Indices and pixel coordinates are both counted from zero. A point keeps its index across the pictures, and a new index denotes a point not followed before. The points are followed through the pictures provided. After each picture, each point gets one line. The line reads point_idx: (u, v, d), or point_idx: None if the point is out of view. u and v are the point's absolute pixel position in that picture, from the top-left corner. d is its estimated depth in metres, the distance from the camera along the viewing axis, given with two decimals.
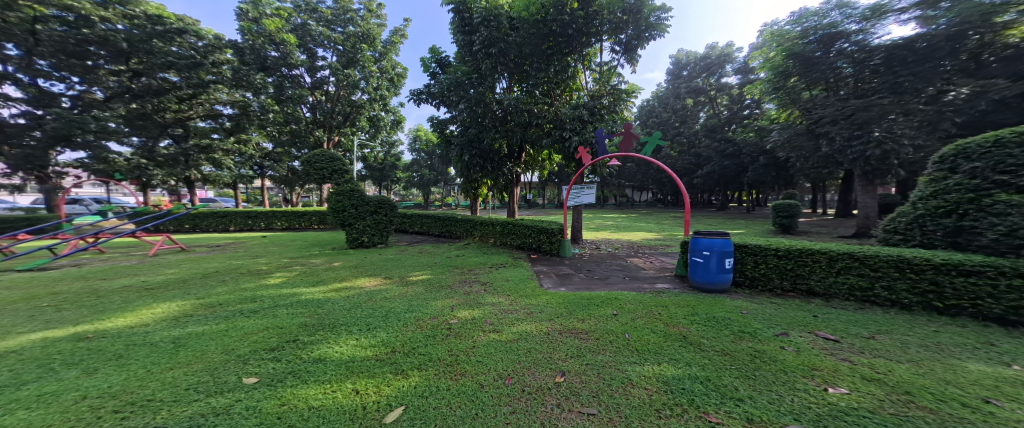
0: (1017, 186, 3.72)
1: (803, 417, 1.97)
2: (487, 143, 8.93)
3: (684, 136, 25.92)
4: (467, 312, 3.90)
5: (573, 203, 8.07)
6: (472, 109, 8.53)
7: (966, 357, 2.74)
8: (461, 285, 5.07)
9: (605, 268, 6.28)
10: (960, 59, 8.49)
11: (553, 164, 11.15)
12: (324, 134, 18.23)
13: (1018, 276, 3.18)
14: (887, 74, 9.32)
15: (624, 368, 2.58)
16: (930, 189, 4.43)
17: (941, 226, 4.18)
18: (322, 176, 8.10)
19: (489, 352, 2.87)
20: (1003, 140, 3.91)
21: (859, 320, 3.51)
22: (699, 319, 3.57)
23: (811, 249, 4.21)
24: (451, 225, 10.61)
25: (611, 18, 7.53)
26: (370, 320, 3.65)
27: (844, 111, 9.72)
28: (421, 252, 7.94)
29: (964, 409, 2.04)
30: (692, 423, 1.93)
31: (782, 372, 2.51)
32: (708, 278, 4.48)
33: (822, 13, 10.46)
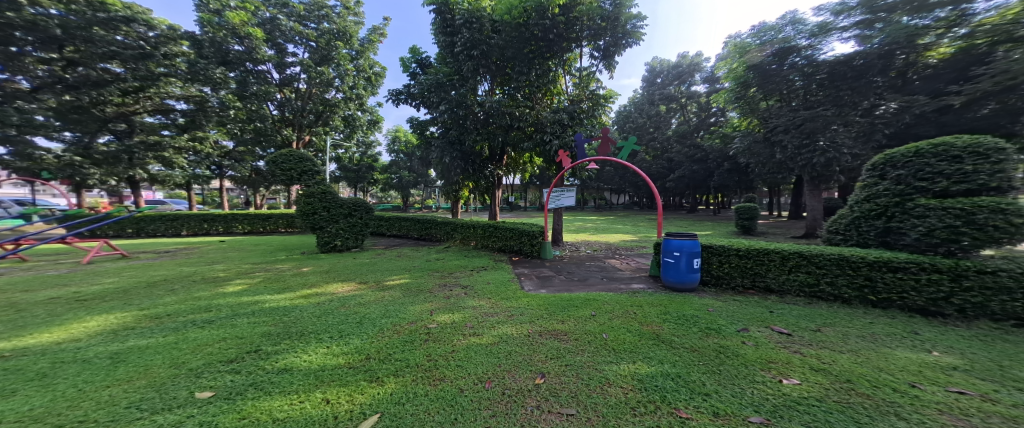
0: (933, 191, 4.18)
1: (762, 408, 2.11)
2: (468, 145, 8.94)
3: (658, 141, 26.94)
4: (446, 315, 3.85)
5: (553, 205, 8.17)
6: (453, 111, 8.45)
7: (896, 345, 3.03)
8: (441, 289, 4.99)
9: (584, 269, 6.41)
10: (889, 76, 9.52)
11: (534, 167, 11.21)
12: (293, 133, 17.40)
13: (936, 271, 3.58)
14: (832, 88, 10.22)
15: (601, 367, 2.65)
16: (864, 193, 4.85)
17: (874, 227, 4.61)
18: (290, 177, 7.78)
19: (469, 356, 2.85)
20: (922, 151, 4.38)
21: (808, 314, 3.80)
22: (671, 318, 3.72)
23: (766, 249, 4.50)
24: (431, 228, 10.44)
25: (591, 24, 7.72)
26: (343, 327, 3.51)
27: (796, 120, 10.52)
28: (398, 256, 7.74)
29: (894, 394, 2.25)
30: (664, 419, 2.01)
31: (743, 365, 2.67)
32: (679, 278, 4.68)
33: (777, 28, 11.31)
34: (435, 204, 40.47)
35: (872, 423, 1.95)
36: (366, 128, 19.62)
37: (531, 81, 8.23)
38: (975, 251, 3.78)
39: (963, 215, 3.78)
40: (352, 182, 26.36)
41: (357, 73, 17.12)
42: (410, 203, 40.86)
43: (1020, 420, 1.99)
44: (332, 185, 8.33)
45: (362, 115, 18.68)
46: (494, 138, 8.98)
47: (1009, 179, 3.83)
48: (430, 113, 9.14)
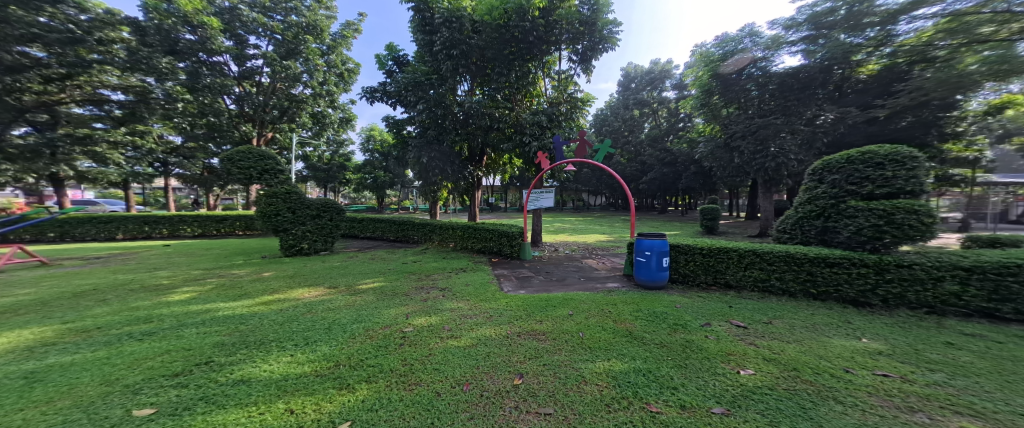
0: (861, 194, 4.64)
1: (722, 399, 2.23)
2: (448, 146, 8.76)
3: (632, 145, 27.90)
4: (423, 318, 3.76)
5: (532, 207, 8.21)
6: (432, 110, 8.26)
7: (833, 334, 3.33)
8: (418, 292, 4.85)
9: (563, 270, 6.50)
10: (827, 89, 10.63)
11: (514, 168, 11.25)
12: (253, 129, 16.35)
13: (864, 265, 3.98)
14: (782, 98, 11.11)
15: (577, 365, 2.69)
16: (806, 196, 5.31)
17: (814, 227, 5.06)
18: (249, 176, 7.19)
19: (446, 359, 2.80)
20: (852, 158, 4.84)
21: (761, 308, 4.08)
22: (642, 315, 3.86)
23: (725, 247, 4.78)
24: (407, 230, 10.13)
25: (570, 28, 7.82)
26: (309, 334, 3.33)
27: (751, 127, 11.29)
28: (371, 259, 7.46)
29: (832, 380, 2.47)
30: (637, 415, 2.07)
31: (706, 359, 2.82)
32: (650, 276, 4.86)
33: (738, 39, 12.24)
34: (411, 205, 39.47)
35: (815, 408, 2.11)
36: (337, 126, 18.77)
37: (511, 83, 8.26)
38: (895, 247, 4.21)
39: (885, 215, 4.23)
40: (321, 182, 25.13)
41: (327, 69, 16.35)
42: (385, 204, 39.60)
43: (936, 398, 2.24)
44: (297, 184, 7.87)
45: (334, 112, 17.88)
46: (473, 138, 8.92)
47: (921, 185, 4.32)
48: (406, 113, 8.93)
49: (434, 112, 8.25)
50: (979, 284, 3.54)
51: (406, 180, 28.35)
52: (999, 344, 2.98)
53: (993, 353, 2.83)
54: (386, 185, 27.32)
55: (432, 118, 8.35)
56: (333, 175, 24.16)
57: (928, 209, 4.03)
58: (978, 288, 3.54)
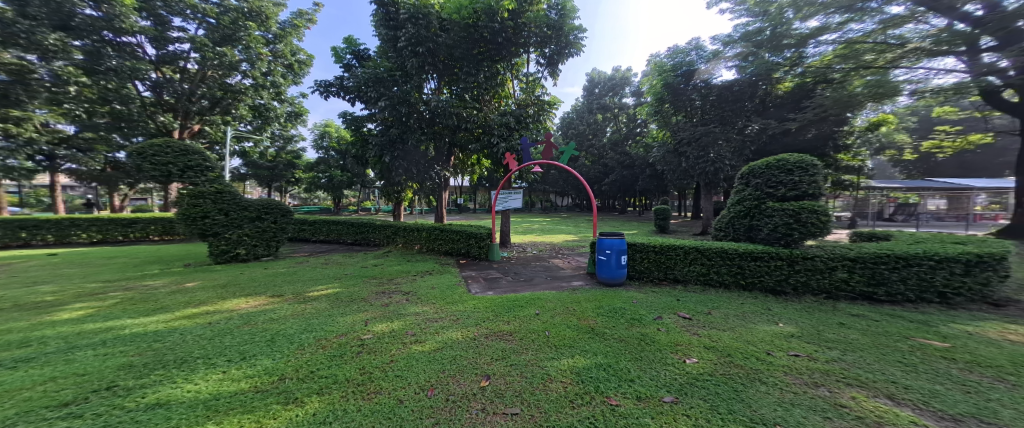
0: (776, 196, 5.26)
1: (672, 387, 2.38)
2: (412, 146, 8.24)
3: (595, 147, 28.90)
4: (384, 324, 3.56)
5: (500, 208, 8.19)
6: (395, 108, 7.84)
7: (759, 321, 3.73)
8: (379, 297, 4.58)
9: (530, 270, 6.55)
10: (755, 102, 12.08)
11: (482, 169, 11.21)
12: (174, 121, 14.48)
13: (779, 257, 4.51)
14: (719, 107, 12.34)
15: (544, 364, 2.72)
16: (735, 197, 5.84)
17: (740, 226, 5.59)
18: (166, 172, 6.48)
19: (409, 364, 2.68)
20: (770, 165, 5.43)
21: (703, 300, 4.44)
22: (603, 311, 4.02)
23: (673, 245, 5.14)
24: (366, 232, 9.56)
25: (538, 32, 7.89)
26: (247, 347, 3.01)
27: (694, 135, 12.15)
28: (325, 264, 6.94)
29: (758, 362, 2.76)
30: (598, 409, 2.13)
31: (658, 350, 3.00)
32: (611, 274, 5.07)
33: (685, 51, 12.75)
34: (371, 205, 37.54)
35: (746, 390, 2.34)
36: (284, 121, 17.23)
37: (479, 84, 8.14)
38: (804, 241, 4.82)
39: (796, 213, 4.84)
40: (264, 180, 22.94)
41: (272, 58, 14.97)
42: (341, 204, 37.15)
43: (835, 373, 2.59)
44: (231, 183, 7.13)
45: (280, 106, 16.41)
46: (440, 138, 8.69)
47: (818, 189, 5.09)
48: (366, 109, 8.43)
49: (397, 110, 7.86)
50: (863, 271, 4.17)
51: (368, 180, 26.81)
52: (878, 322, 3.53)
53: (874, 329, 3.35)
54: (343, 185, 25.58)
55: (395, 117, 7.99)
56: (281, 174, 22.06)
57: (822, 209, 4.75)
58: (861, 274, 4.17)
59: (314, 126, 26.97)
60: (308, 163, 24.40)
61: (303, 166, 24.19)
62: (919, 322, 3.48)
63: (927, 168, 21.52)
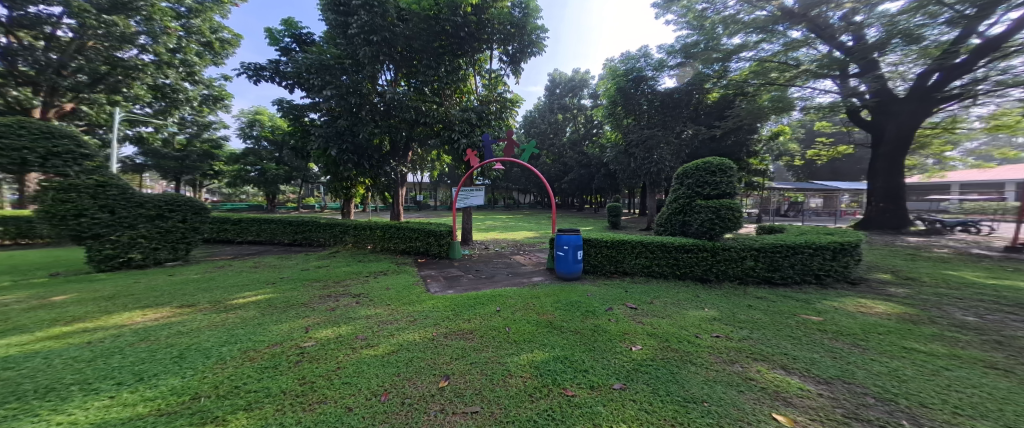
0: (703, 195, 5.87)
1: (620, 374, 2.57)
2: (364, 139, 7.64)
3: (556, 147, 29.53)
4: (329, 330, 3.37)
5: (461, 205, 8.06)
6: (343, 99, 7.32)
7: (690, 307, 4.15)
8: (322, 301, 4.31)
9: (492, 267, 6.60)
10: (690, 110, 13.04)
11: (442, 164, 11.42)
12: (36, 97, 11.71)
13: (702, 248, 5.06)
14: (661, 113, 12.94)
15: (504, 360, 2.78)
16: (670, 195, 6.33)
17: (675, 221, 6.12)
18: (21, 160, 5.45)
19: (360, 370, 2.57)
20: (701, 167, 6.00)
21: (647, 290, 4.81)
22: (561, 305, 4.20)
23: (621, 240, 5.44)
24: (309, 232, 8.87)
25: (501, 29, 7.89)
26: (147, 367, 2.65)
27: (642, 137, 12.76)
28: (254, 267, 6.34)
29: (688, 345, 3.09)
30: (555, 401, 2.21)
31: (608, 340, 3.21)
32: (568, 269, 5.29)
33: (637, 58, 13.43)
34: (316, 202, 34.56)
35: (682, 372, 2.60)
36: (199, 104, 15.25)
37: (440, 77, 7.88)
38: (722, 234, 5.49)
39: (719, 210, 5.48)
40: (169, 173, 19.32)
41: (185, 34, 13.08)
42: (279, 200, 33.67)
43: (745, 350, 3.00)
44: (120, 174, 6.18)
45: (194, 89, 14.50)
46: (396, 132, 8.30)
47: (732, 188, 5.81)
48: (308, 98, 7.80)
49: (346, 102, 7.37)
50: (768, 259, 4.83)
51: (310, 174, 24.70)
52: (776, 302, 4.14)
53: (772, 309, 3.92)
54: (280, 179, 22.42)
55: (344, 108, 7.50)
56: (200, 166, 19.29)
57: (736, 207, 5.51)
58: (766, 262, 4.84)
59: (244, 112, 24.04)
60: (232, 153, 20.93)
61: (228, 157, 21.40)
62: (804, 301, 4.13)
63: (809, 172, 25.71)
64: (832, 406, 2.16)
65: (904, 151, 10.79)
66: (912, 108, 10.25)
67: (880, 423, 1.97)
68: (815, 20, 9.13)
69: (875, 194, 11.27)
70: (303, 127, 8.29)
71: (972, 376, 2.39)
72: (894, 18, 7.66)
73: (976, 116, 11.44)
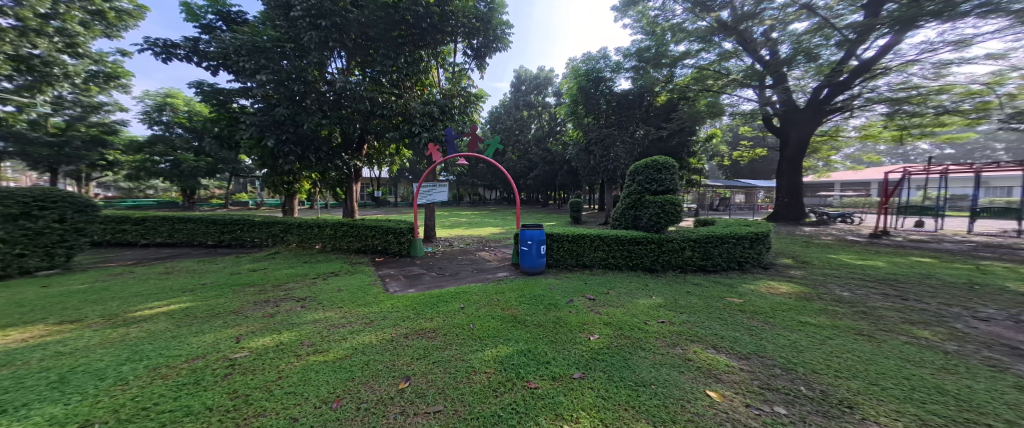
0: (652, 191, 6.32)
1: (579, 363, 2.75)
2: (308, 130, 7.14)
3: (521, 143, 29.77)
4: (267, 338, 3.15)
5: (423, 201, 7.90)
6: (280, 86, 6.75)
7: (639, 295, 4.51)
8: (257, 308, 4.01)
9: (456, 264, 6.60)
10: (642, 112, 13.58)
11: (402, 160, 11.13)
12: None
13: (650, 240, 5.47)
14: (618, 113, 13.52)
15: (468, 357, 2.84)
16: (625, 192, 6.73)
17: (627, 215, 6.53)
18: None
19: (307, 378, 2.47)
20: (652, 164, 6.44)
21: (604, 281, 5.12)
22: (525, 299, 4.34)
23: (581, 234, 5.67)
24: (241, 231, 8.15)
25: (466, 22, 7.89)
26: (18, 395, 2.22)
27: (600, 136, 13.36)
28: (165, 273, 5.69)
29: (638, 332, 3.37)
30: (519, 394, 2.31)
31: (569, 331, 3.40)
32: (531, 263, 5.43)
33: (597, 59, 14.01)
34: (251, 197, 30.97)
35: (635, 358, 2.83)
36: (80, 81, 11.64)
37: (399, 68, 7.57)
38: (665, 228, 5.97)
39: (664, 205, 5.95)
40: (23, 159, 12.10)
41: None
42: (202, 196, 29.29)
43: (685, 333, 3.33)
44: None
45: (78, 64, 10.89)
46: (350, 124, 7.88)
47: (676, 185, 6.31)
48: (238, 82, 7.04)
49: (286, 89, 6.78)
50: (705, 249, 5.36)
51: (242, 167, 20.56)
52: (708, 287, 4.63)
53: (705, 294, 4.38)
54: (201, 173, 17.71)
55: (284, 96, 6.88)
56: (85, 155, 13.03)
57: (678, 202, 5.98)
58: (702, 252, 5.38)
59: (148, 92, 17.76)
60: (132, 140, 15.09)
61: (125, 144, 14.69)
62: (729, 285, 4.65)
63: (734, 172, 28.50)
64: (751, 378, 2.48)
65: (801, 155, 12.45)
66: (809, 117, 11.83)
67: (786, 390, 2.29)
68: (744, 34, 10.65)
69: (782, 191, 12.81)
70: (231, 114, 7.47)
71: (846, 342, 2.89)
72: (800, 37, 9.22)
73: (854, 127, 13.39)
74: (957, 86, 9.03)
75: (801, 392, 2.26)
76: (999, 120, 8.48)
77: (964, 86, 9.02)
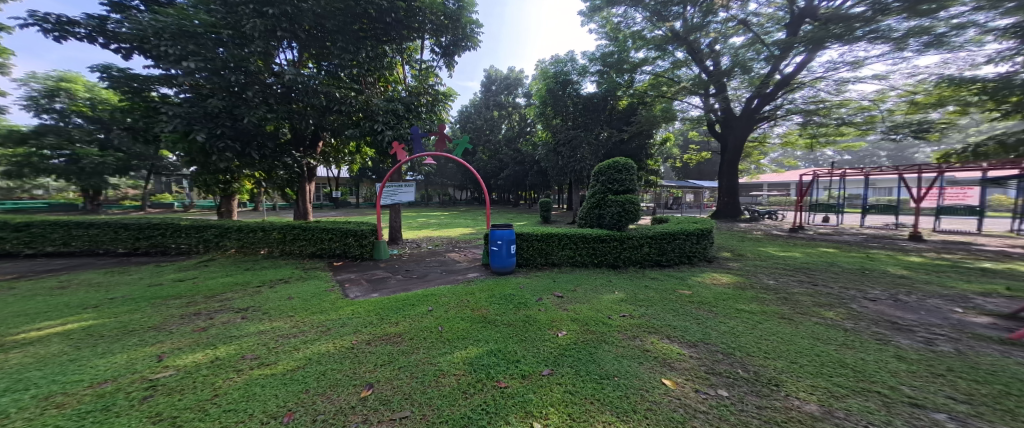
0: (615, 190, 6.62)
1: (547, 360, 2.84)
2: (250, 124, 6.45)
3: (491, 143, 29.69)
4: (200, 353, 2.88)
5: (388, 202, 7.68)
6: (211, 74, 6.03)
7: (602, 291, 4.71)
8: (185, 321, 3.61)
9: (424, 266, 6.49)
10: (605, 115, 14.05)
11: (364, 159, 10.73)
12: None
13: (612, 238, 5.72)
14: (584, 116, 13.95)
15: (436, 360, 2.83)
16: (590, 191, 6.97)
17: (591, 214, 6.77)
18: None
19: (250, 393, 2.32)
20: (615, 165, 6.72)
21: (572, 278, 5.27)
22: (495, 299, 4.38)
23: (549, 234, 5.79)
24: (162, 237, 7.27)
25: (433, 19, 7.81)
26: None
27: (568, 137, 13.74)
28: (58, 289, 4.92)
29: (602, 327, 3.52)
30: (489, 394, 2.35)
31: (538, 329, 3.49)
32: (502, 263, 5.47)
33: (565, 62, 14.31)
34: (176, 197, 27.03)
35: (600, 351, 2.98)
36: None
37: (360, 63, 7.28)
38: (625, 226, 6.31)
39: (626, 204, 6.27)
40: None
41: None
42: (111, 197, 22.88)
43: (644, 325, 3.53)
44: None
45: None
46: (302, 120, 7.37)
47: (634, 186, 6.66)
48: (157, 68, 6.05)
49: (221, 79, 6.11)
50: (659, 245, 5.73)
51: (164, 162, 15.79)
52: (664, 281, 4.93)
53: (661, 287, 4.66)
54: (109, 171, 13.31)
55: (218, 86, 6.20)
56: None
57: (638, 202, 6.35)
58: (658, 248, 5.74)
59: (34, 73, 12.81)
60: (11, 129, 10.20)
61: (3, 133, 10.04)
62: (681, 278, 5.01)
63: (685, 173, 30.28)
64: (699, 365, 2.70)
65: (736, 158, 13.23)
66: (743, 125, 12.76)
67: (728, 374, 2.51)
68: (693, 44, 11.48)
69: (724, 191, 13.80)
70: (148, 105, 6.37)
71: (773, 326, 3.22)
72: (739, 51, 10.49)
73: (776, 134, 14.91)
74: (852, 102, 11.11)
75: (739, 374, 2.50)
76: (881, 131, 10.38)
77: (856, 102, 11.09)
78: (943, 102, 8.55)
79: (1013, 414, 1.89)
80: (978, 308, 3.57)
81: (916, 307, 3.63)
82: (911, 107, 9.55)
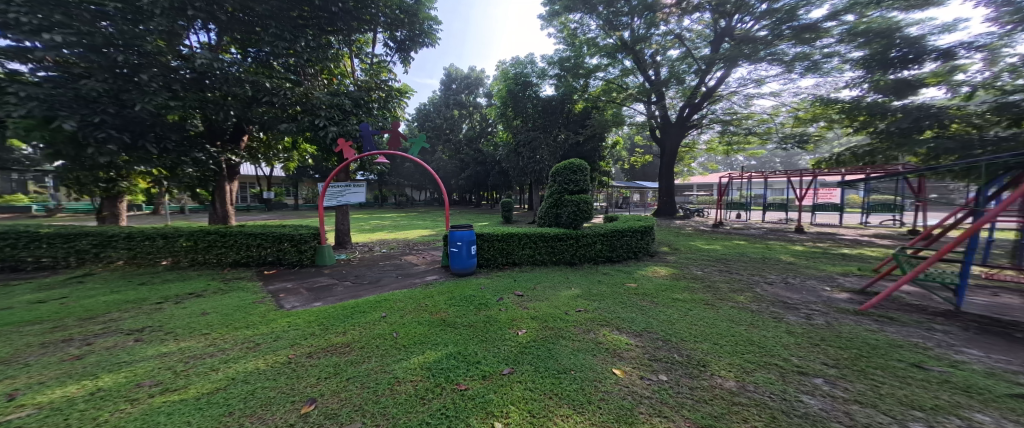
0: (571, 190, 6.82)
1: (507, 359, 2.84)
2: (145, 113, 5.46)
3: (451, 143, 29.15)
4: (77, 385, 2.45)
5: (334, 202, 7.20)
6: (85, 50, 5.07)
7: (559, 288, 4.82)
8: (56, 350, 3.04)
9: (376, 270, 6.19)
10: (562, 118, 14.41)
11: (304, 156, 9.94)
12: None
13: (566, 236, 5.88)
14: (543, 118, 14.22)
15: (390, 368, 2.71)
16: (548, 191, 7.10)
17: (547, 213, 6.92)
18: None
19: (151, 424, 2.04)
20: (572, 165, 6.93)
21: (532, 277, 5.33)
22: (455, 302, 4.29)
23: (507, 233, 5.80)
24: (15, 250, 5.98)
25: (388, 12, 7.50)
26: None
27: (528, 138, 13.95)
28: None
29: (560, 322, 3.60)
30: (449, 398, 2.28)
31: (500, 328, 3.48)
32: (462, 264, 5.38)
33: (526, 65, 14.49)
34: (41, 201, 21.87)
35: (557, 347, 3.03)
36: None
37: (298, 53, 6.62)
38: (580, 225, 6.51)
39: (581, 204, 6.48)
40: None
41: None
42: None
43: (598, 319, 3.66)
44: None
45: None
46: None
47: (588, 186, 6.93)
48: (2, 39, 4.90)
49: (103, 58, 5.19)
50: (608, 242, 6.01)
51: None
52: (614, 276, 5.17)
53: (612, 281, 4.89)
54: None
55: (98, 65, 5.22)
56: None
57: (592, 202, 6.58)
58: (608, 244, 6.01)
59: None
60: None
61: None
62: (628, 272, 5.29)
63: (631, 173, 32.29)
64: (643, 352, 2.87)
65: (669, 161, 14.26)
66: (677, 132, 13.68)
67: (666, 359, 2.69)
68: (638, 54, 12.21)
69: (663, 191, 14.83)
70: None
71: (699, 312, 3.51)
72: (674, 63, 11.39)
73: (702, 141, 16.36)
74: (756, 115, 12.67)
75: (675, 359, 2.69)
76: (778, 141, 12.18)
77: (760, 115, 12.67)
78: (817, 118, 10.43)
79: (866, 373, 2.25)
80: (839, 286, 4.23)
81: (799, 288, 4.20)
82: (797, 121, 11.50)
